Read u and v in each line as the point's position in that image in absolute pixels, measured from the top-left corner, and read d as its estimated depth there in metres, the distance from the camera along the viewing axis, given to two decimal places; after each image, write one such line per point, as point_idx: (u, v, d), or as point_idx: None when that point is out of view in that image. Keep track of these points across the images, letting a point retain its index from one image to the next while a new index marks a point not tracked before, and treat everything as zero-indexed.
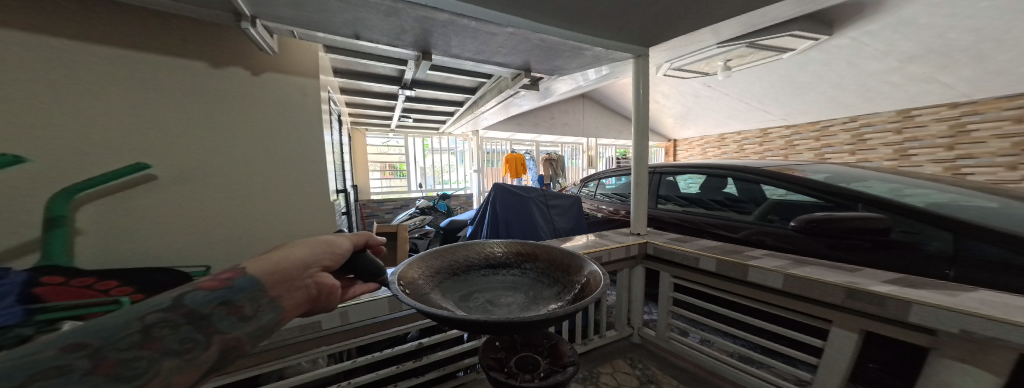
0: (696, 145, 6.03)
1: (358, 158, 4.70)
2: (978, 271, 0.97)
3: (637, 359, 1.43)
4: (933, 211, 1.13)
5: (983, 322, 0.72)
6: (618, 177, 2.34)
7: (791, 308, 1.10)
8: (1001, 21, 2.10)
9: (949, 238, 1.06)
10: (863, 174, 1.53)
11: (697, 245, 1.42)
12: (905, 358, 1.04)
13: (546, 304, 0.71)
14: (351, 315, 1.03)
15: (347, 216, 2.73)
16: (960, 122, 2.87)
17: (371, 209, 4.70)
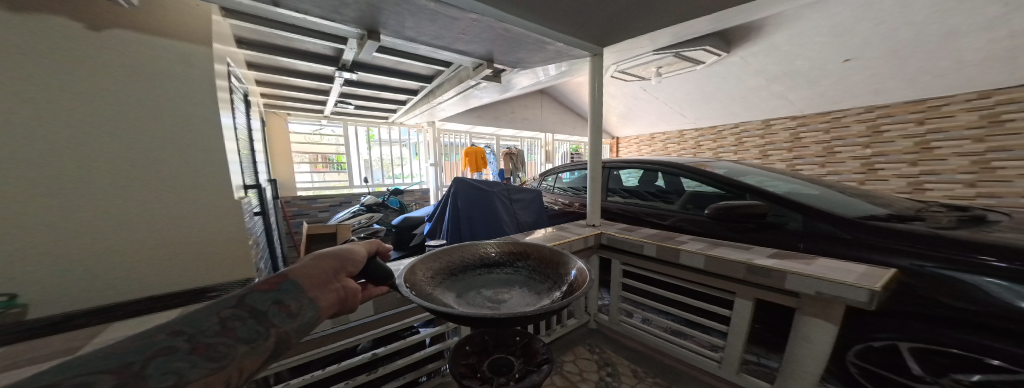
0: (633, 143, 6.13)
1: (277, 148, 4.05)
2: (822, 245, 1.33)
3: (595, 344, 1.56)
4: (795, 200, 1.48)
5: (830, 284, 0.97)
6: (573, 171, 2.47)
7: (708, 283, 1.30)
8: (827, 54, 2.83)
9: (801, 219, 1.42)
10: (750, 171, 1.88)
11: (642, 234, 1.59)
12: (784, 318, 1.33)
13: (540, 299, 0.72)
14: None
15: (262, 218, 2.26)
16: (797, 131, 3.81)
17: (300, 206, 4.12)
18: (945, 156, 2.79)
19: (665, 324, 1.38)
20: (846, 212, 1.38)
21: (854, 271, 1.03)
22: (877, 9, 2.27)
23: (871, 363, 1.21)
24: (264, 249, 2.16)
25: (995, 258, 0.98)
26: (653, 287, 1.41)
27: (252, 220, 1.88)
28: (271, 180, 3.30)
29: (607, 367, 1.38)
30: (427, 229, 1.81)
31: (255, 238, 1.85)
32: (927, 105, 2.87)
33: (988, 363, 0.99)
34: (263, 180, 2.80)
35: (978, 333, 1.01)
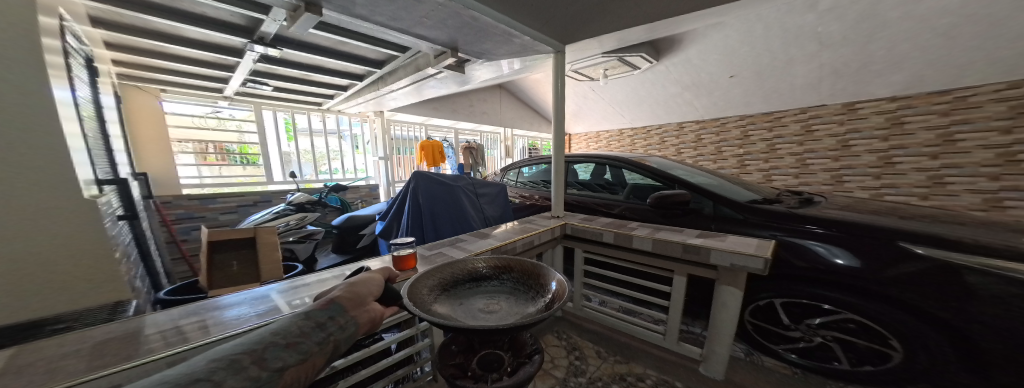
0: (583, 139, 6.46)
1: (144, 132, 3.06)
2: (728, 225, 1.62)
3: (562, 331, 1.70)
4: (709, 189, 1.77)
5: (739, 256, 1.18)
6: (533, 166, 2.54)
7: (651, 264, 1.47)
8: (724, 69, 3.39)
9: (712, 204, 1.71)
10: (674, 165, 2.15)
11: (600, 223, 1.71)
12: (705, 289, 1.61)
13: (529, 308, 0.67)
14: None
15: (127, 223, 1.72)
16: (699, 134, 4.50)
17: (187, 208, 3.17)
18: (782, 155, 3.74)
19: (618, 305, 1.53)
20: (737, 197, 1.74)
21: (751, 244, 1.29)
22: (762, 34, 2.79)
23: (756, 319, 1.58)
24: (137, 263, 1.65)
25: (817, 226, 1.40)
26: (608, 271, 1.54)
27: (115, 226, 1.43)
28: (137, 174, 2.56)
29: (575, 351, 1.52)
30: (381, 229, 1.67)
31: (123, 253, 1.41)
32: (774, 116, 3.73)
33: (822, 307, 1.37)
34: (122, 171, 2.13)
35: (821, 285, 1.37)
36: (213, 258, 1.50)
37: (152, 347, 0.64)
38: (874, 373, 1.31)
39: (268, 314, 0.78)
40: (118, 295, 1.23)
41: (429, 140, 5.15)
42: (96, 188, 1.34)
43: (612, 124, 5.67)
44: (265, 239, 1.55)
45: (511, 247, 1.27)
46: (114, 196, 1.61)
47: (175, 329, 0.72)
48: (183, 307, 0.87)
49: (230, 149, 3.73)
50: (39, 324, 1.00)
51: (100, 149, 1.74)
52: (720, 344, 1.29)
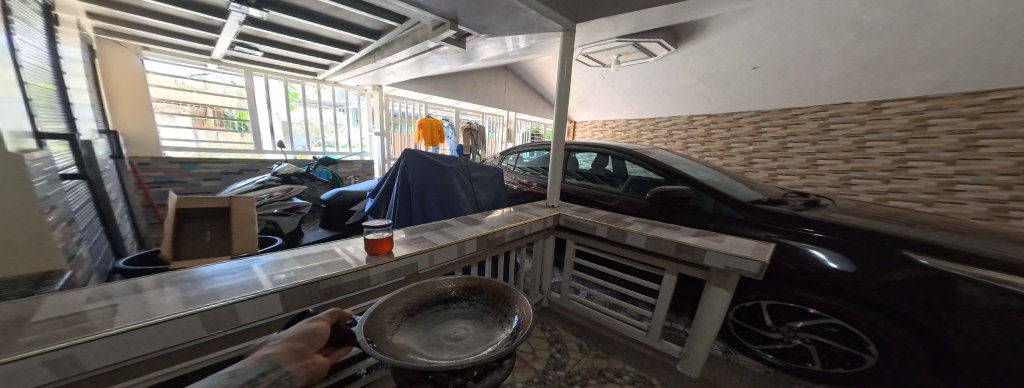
0: (587, 128, 6.33)
1: (122, 91, 2.97)
2: (725, 224, 1.60)
3: (546, 322, 1.72)
4: (713, 186, 1.72)
5: (735, 259, 1.16)
6: (534, 152, 2.50)
7: (643, 261, 1.45)
8: (743, 59, 3.21)
9: (713, 202, 1.67)
10: (679, 160, 2.08)
11: (595, 215, 1.66)
12: (694, 288, 1.62)
13: (494, 336, 0.69)
14: (87, 361, 0.52)
15: (78, 182, 1.60)
16: (708, 128, 4.40)
17: (167, 171, 3.19)
18: (793, 154, 3.66)
19: (605, 299, 1.54)
20: (741, 197, 1.67)
21: (750, 246, 1.25)
22: (787, 24, 2.61)
23: (739, 319, 1.58)
24: (89, 225, 1.55)
25: (815, 229, 1.38)
26: (599, 266, 1.53)
27: (57, 187, 1.28)
28: (104, 132, 2.41)
29: (557, 343, 1.55)
30: (370, 206, 1.64)
31: (63, 216, 1.25)
32: (791, 113, 3.62)
33: (808, 311, 1.37)
34: (83, 131, 2.00)
35: (810, 290, 1.36)
36: (185, 227, 1.51)
37: (36, 339, 0.51)
38: (844, 376, 1.34)
39: (197, 302, 0.66)
40: (53, 266, 1.07)
41: (428, 118, 5.04)
42: (32, 145, 1.22)
43: (620, 113, 5.52)
44: (240, 210, 1.56)
45: (499, 236, 1.26)
46: (60, 151, 1.47)
47: (81, 312, 0.60)
48: (134, 281, 0.75)
49: (227, 115, 3.70)
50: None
51: (52, 104, 1.59)
52: (700, 343, 1.30)
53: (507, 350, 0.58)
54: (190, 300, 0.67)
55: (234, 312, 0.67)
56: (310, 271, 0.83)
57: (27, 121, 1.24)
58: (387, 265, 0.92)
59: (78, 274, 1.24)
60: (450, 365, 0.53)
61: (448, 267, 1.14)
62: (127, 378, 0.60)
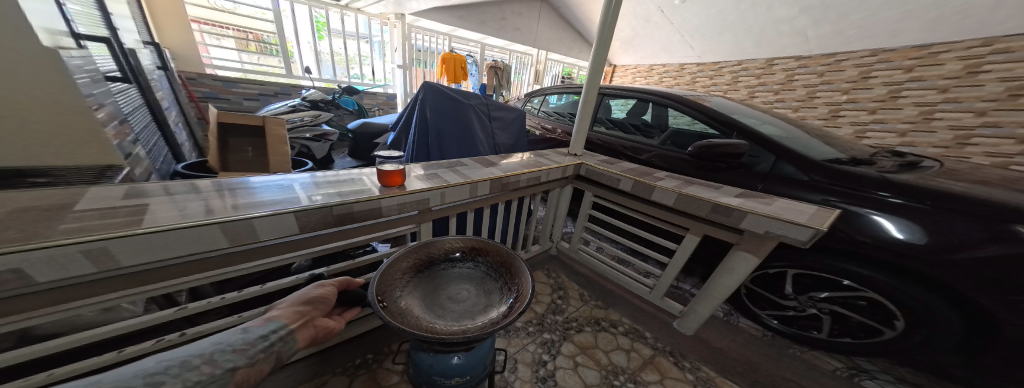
0: (630, 72, 5.72)
1: (161, 7, 3.01)
2: (777, 185, 1.41)
3: (553, 270, 1.83)
4: (777, 142, 1.47)
5: (782, 224, 1.00)
6: (562, 95, 2.38)
7: (668, 220, 1.35)
8: None
9: (772, 161, 1.45)
10: (745, 111, 1.76)
11: (621, 168, 1.54)
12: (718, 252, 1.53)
13: (485, 309, 0.78)
14: (119, 255, 0.58)
15: (127, 86, 1.61)
16: (793, 73, 3.66)
17: (212, 88, 3.39)
18: (900, 106, 2.89)
19: (614, 254, 1.57)
20: (813, 154, 1.40)
21: (805, 212, 1.07)
22: None
23: (755, 284, 1.49)
24: (148, 131, 1.59)
25: (892, 194, 1.16)
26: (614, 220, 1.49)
27: (104, 89, 1.24)
28: (148, 43, 2.44)
29: (559, 291, 1.67)
30: (391, 140, 1.69)
31: (114, 115, 1.21)
32: (929, 51, 2.71)
33: (840, 283, 1.26)
34: (128, 40, 1.94)
35: (854, 261, 1.23)
36: (229, 140, 1.77)
37: (66, 229, 0.57)
38: (846, 346, 1.31)
39: (218, 213, 0.70)
40: (108, 159, 1.04)
41: (451, 52, 4.87)
42: (70, 43, 1.11)
43: (677, 56, 4.79)
44: (273, 130, 1.69)
45: (514, 181, 1.26)
46: (102, 55, 1.40)
47: (114, 209, 0.67)
48: (201, 182, 0.87)
49: (266, 40, 3.89)
50: (24, 174, 0.83)
51: (94, 12, 1.48)
52: (704, 306, 1.31)
53: (487, 332, 0.65)
54: (213, 211, 0.71)
55: (250, 227, 0.71)
56: (336, 196, 0.87)
57: (62, 19, 1.10)
58: (397, 197, 0.94)
59: (139, 172, 1.23)
60: (449, 337, 0.63)
61: (459, 207, 1.19)
62: (164, 275, 0.69)
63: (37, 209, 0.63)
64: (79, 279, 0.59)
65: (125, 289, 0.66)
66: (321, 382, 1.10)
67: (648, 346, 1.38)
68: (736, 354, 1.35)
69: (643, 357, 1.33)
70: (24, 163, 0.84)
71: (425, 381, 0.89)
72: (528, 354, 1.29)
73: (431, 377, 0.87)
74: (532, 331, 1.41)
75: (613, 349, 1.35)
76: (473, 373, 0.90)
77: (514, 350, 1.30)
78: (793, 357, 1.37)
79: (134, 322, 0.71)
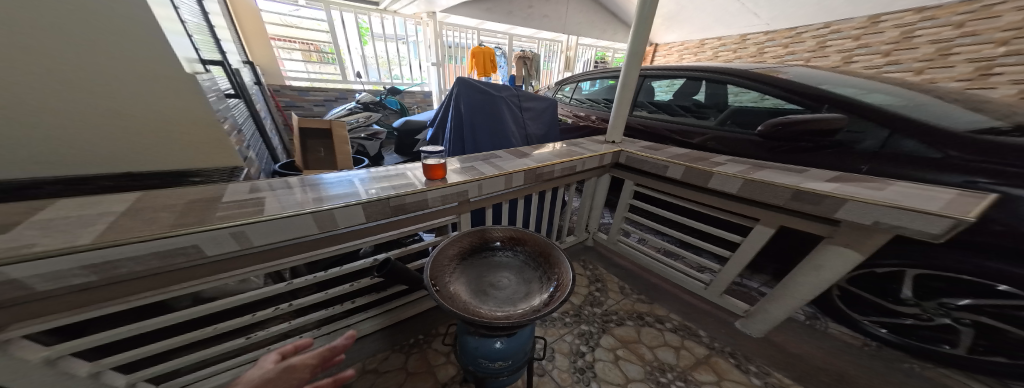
0: (674, 51, 5.08)
1: (248, 29, 3.46)
2: (890, 165, 1.09)
3: (588, 261, 1.74)
4: (889, 110, 1.12)
5: (896, 212, 0.81)
6: (596, 81, 2.23)
7: (729, 211, 1.20)
8: None
9: (884, 136, 1.11)
10: (842, 79, 1.35)
11: (668, 154, 1.39)
12: (800, 247, 1.26)
13: (529, 296, 0.74)
14: (253, 236, 0.69)
15: (240, 101, 1.86)
16: (913, 28, 2.58)
17: (291, 97, 3.79)
18: None
19: (658, 246, 1.48)
20: (953, 124, 1.01)
21: (936, 198, 0.84)
22: None
23: (854, 286, 1.24)
24: (254, 137, 1.81)
25: None
26: (660, 210, 1.38)
27: (224, 104, 1.42)
28: (246, 62, 2.79)
29: (597, 283, 1.58)
30: (429, 136, 1.72)
31: (233, 126, 1.39)
32: None
33: (993, 288, 0.97)
34: (233, 59, 2.24)
35: (1000, 258, 0.94)
36: (308, 142, 1.85)
37: (224, 215, 0.70)
38: (1003, 367, 1.05)
39: (308, 204, 0.77)
40: (234, 162, 1.22)
41: (481, 46, 4.90)
42: (201, 67, 1.29)
43: (737, 26, 3.94)
44: (337, 132, 1.84)
45: (548, 170, 1.20)
46: (219, 75, 1.63)
47: (248, 200, 0.79)
48: (288, 178, 0.97)
49: (324, 50, 4.27)
50: (183, 175, 1.07)
51: (207, 37, 1.71)
52: (777, 307, 1.15)
53: (535, 318, 0.63)
54: (305, 202, 0.79)
55: (332, 217, 0.77)
56: (390, 189, 0.89)
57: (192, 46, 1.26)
58: (440, 189, 0.94)
59: (254, 172, 1.42)
60: (497, 322, 0.62)
61: (496, 197, 1.16)
62: (276, 255, 0.80)
63: (202, 200, 0.78)
64: (229, 256, 0.72)
65: (255, 265, 0.78)
66: (381, 358, 1.15)
67: (702, 345, 1.27)
68: (820, 362, 1.18)
69: (695, 357, 1.22)
70: (181, 167, 1.07)
71: (472, 365, 0.88)
72: (564, 344, 1.24)
73: (476, 359, 0.86)
74: (569, 322, 1.35)
75: (658, 345, 1.26)
76: (515, 358, 0.87)
77: (551, 339, 1.26)
78: (909, 373, 1.15)
79: (258, 292, 0.85)
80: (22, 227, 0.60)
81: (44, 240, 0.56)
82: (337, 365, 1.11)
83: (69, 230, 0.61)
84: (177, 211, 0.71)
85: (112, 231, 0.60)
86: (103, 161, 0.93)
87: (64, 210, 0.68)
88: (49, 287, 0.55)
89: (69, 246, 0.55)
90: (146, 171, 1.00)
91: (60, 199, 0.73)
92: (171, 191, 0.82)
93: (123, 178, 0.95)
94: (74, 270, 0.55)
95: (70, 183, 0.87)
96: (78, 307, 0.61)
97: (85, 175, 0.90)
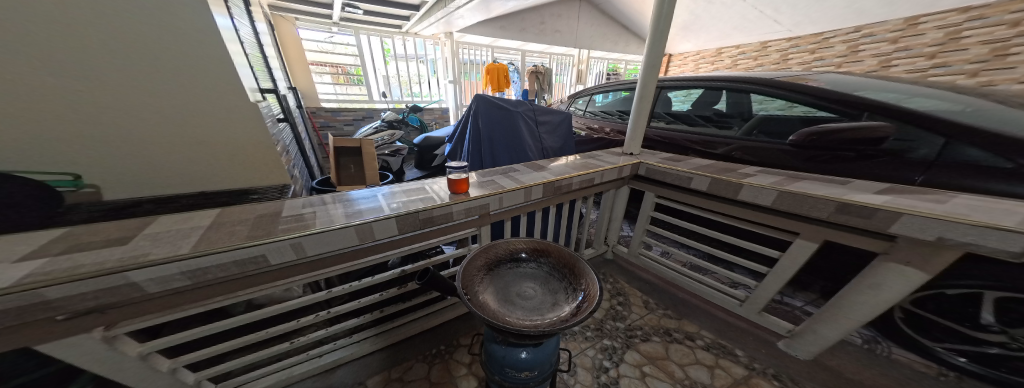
0: (690, 59, 5.03)
1: (291, 55, 3.85)
2: (949, 175, 1.00)
3: (609, 274, 1.68)
4: (940, 115, 1.03)
5: (964, 227, 0.73)
6: (609, 93, 2.23)
7: (765, 223, 1.13)
8: None
9: (940, 145, 1.02)
10: (878, 84, 1.27)
11: (693, 165, 1.34)
12: (850, 264, 1.15)
13: (556, 307, 0.73)
14: (308, 247, 0.74)
15: (286, 124, 2.00)
16: (960, 28, 2.40)
17: (326, 118, 4.06)
18: None
19: (683, 259, 1.42)
20: (1015, 128, 0.92)
21: (1011, 213, 0.76)
22: None
23: (924, 309, 1.11)
24: (298, 157, 1.93)
25: None
26: (685, 222, 1.34)
27: (276, 128, 1.52)
28: (291, 88, 3.02)
29: (619, 297, 1.51)
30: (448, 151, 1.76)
31: (282, 146, 1.49)
32: None
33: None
34: (280, 85, 2.42)
35: None
36: (341, 159, 1.95)
37: (286, 228, 0.76)
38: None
39: (351, 217, 0.81)
40: (285, 180, 1.30)
41: (495, 62, 5.05)
42: (261, 96, 1.41)
43: (756, 33, 3.86)
44: (367, 150, 1.89)
45: (566, 183, 1.19)
46: (272, 102, 1.77)
47: (301, 214, 0.84)
48: (329, 194, 1.01)
49: (350, 72, 4.52)
50: (245, 193, 1.19)
51: (262, 65, 1.86)
52: (830, 328, 1.05)
53: (565, 328, 0.61)
54: (348, 216, 0.82)
55: (372, 229, 0.80)
56: (423, 203, 0.91)
57: (254, 75, 1.37)
58: (465, 202, 0.95)
59: (298, 188, 1.52)
60: (526, 329, 0.61)
61: (515, 210, 1.15)
62: (324, 266, 0.84)
63: (268, 215, 0.83)
64: (284, 266, 0.77)
65: (306, 274, 0.82)
66: (406, 367, 1.12)
67: (739, 365, 1.17)
68: None
69: (733, 377, 1.13)
70: (244, 186, 1.19)
71: (497, 375, 0.85)
72: (587, 358, 1.19)
73: (503, 369, 0.83)
74: (590, 336, 1.29)
75: (689, 363, 1.18)
76: (542, 368, 0.83)
77: (575, 353, 1.21)
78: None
79: (303, 300, 0.88)
80: (136, 239, 0.70)
81: (155, 249, 0.65)
82: (365, 371, 1.09)
83: (173, 241, 0.69)
84: (250, 224, 0.77)
85: (203, 242, 0.68)
86: (185, 181, 1.07)
87: (167, 224, 0.77)
88: (156, 289, 0.63)
89: (174, 255, 0.63)
90: (217, 190, 1.14)
91: (159, 217, 0.82)
92: (247, 206, 0.90)
93: (199, 197, 1.10)
94: (175, 275, 0.63)
95: (160, 201, 1.04)
96: (170, 308, 0.69)
97: (172, 193, 1.06)
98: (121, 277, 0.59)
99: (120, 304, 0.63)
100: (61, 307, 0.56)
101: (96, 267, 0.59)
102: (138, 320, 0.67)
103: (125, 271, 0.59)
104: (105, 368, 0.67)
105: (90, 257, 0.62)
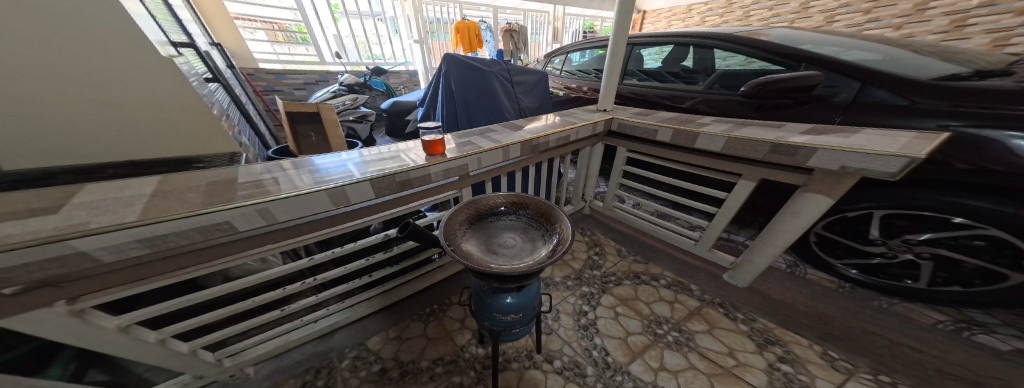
0: (662, 17, 4.90)
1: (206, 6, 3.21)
2: (859, 115, 1.14)
3: (587, 228, 1.81)
4: (862, 63, 1.16)
5: (862, 156, 0.86)
6: (586, 51, 2.21)
7: (716, 168, 1.25)
8: None
9: (857, 89, 1.15)
10: (824, 38, 1.36)
11: (658, 119, 1.41)
12: (782, 200, 1.32)
13: (535, 251, 0.79)
14: (277, 213, 0.72)
15: (219, 87, 1.77)
16: None
17: (269, 82, 3.61)
18: None
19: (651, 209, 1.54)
20: (919, 75, 1.06)
21: (900, 141, 0.90)
22: None
23: (832, 232, 1.33)
24: (243, 124, 1.75)
25: None
26: (650, 174, 1.43)
27: (206, 89, 1.35)
28: (214, 44, 2.61)
29: (596, 247, 1.66)
30: (420, 115, 1.69)
31: (220, 111, 1.34)
32: None
33: (949, 221, 1.05)
34: (200, 41, 2.09)
35: (955, 195, 1.02)
36: (298, 127, 1.82)
37: (246, 194, 0.73)
38: (957, 296, 1.16)
39: (320, 182, 0.79)
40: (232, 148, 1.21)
41: (464, 20, 4.70)
42: (174, 51, 1.22)
43: None
44: (326, 115, 1.74)
45: (543, 141, 1.21)
46: (194, 60, 1.55)
47: (261, 180, 0.80)
48: (285, 161, 0.96)
49: (291, 29, 3.89)
50: (188, 162, 1.11)
51: (167, 15, 1.57)
52: (762, 256, 1.24)
53: (544, 265, 0.69)
54: (314, 182, 0.80)
55: (345, 194, 0.79)
56: (394, 167, 0.89)
57: (160, 28, 1.17)
58: (442, 164, 0.95)
59: (251, 157, 1.42)
60: (508, 271, 0.67)
61: (493, 171, 1.18)
62: (298, 233, 0.83)
63: (221, 182, 0.79)
64: (250, 234, 0.75)
65: (278, 242, 0.81)
66: (403, 326, 1.20)
67: (694, 298, 1.36)
68: (802, 306, 1.29)
69: (689, 308, 1.32)
70: (183, 154, 1.09)
71: (486, 321, 0.93)
72: (568, 305, 1.33)
73: (491, 314, 0.91)
74: (570, 285, 1.43)
75: (654, 301, 1.35)
76: (526, 311, 0.92)
77: (556, 301, 1.35)
78: (882, 310, 1.26)
79: (282, 270, 0.87)
80: (66, 208, 0.64)
81: (95, 218, 0.61)
82: (363, 333, 1.16)
83: (115, 209, 0.64)
84: (204, 192, 0.73)
85: (153, 211, 0.64)
86: (111, 150, 0.96)
87: (101, 193, 0.71)
88: (113, 259, 0.61)
89: (121, 224, 0.59)
90: (150, 160, 1.03)
91: (88, 187, 0.75)
92: (194, 174, 0.84)
93: (131, 167, 1.00)
94: (130, 244, 0.60)
95: (81, 172, 0.92)
96: (135, 280, 0.67)
97: (97, 163, 0.95)
98: (64, 246, 0.55)
99: (72, 278, 0.60)
100: (5, 279, 0.53)
101: (29, 236, 0.55)
102: (103, 294, 0.66)
103: (67, 240, 0.55)
104: (75, 339, 0.66)
105: (21, 227, 0.57)
